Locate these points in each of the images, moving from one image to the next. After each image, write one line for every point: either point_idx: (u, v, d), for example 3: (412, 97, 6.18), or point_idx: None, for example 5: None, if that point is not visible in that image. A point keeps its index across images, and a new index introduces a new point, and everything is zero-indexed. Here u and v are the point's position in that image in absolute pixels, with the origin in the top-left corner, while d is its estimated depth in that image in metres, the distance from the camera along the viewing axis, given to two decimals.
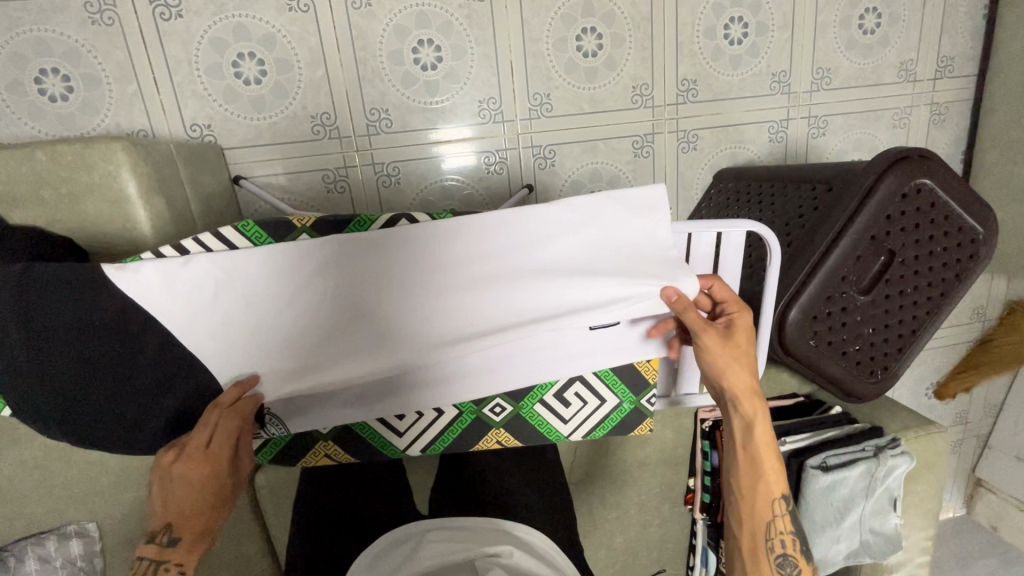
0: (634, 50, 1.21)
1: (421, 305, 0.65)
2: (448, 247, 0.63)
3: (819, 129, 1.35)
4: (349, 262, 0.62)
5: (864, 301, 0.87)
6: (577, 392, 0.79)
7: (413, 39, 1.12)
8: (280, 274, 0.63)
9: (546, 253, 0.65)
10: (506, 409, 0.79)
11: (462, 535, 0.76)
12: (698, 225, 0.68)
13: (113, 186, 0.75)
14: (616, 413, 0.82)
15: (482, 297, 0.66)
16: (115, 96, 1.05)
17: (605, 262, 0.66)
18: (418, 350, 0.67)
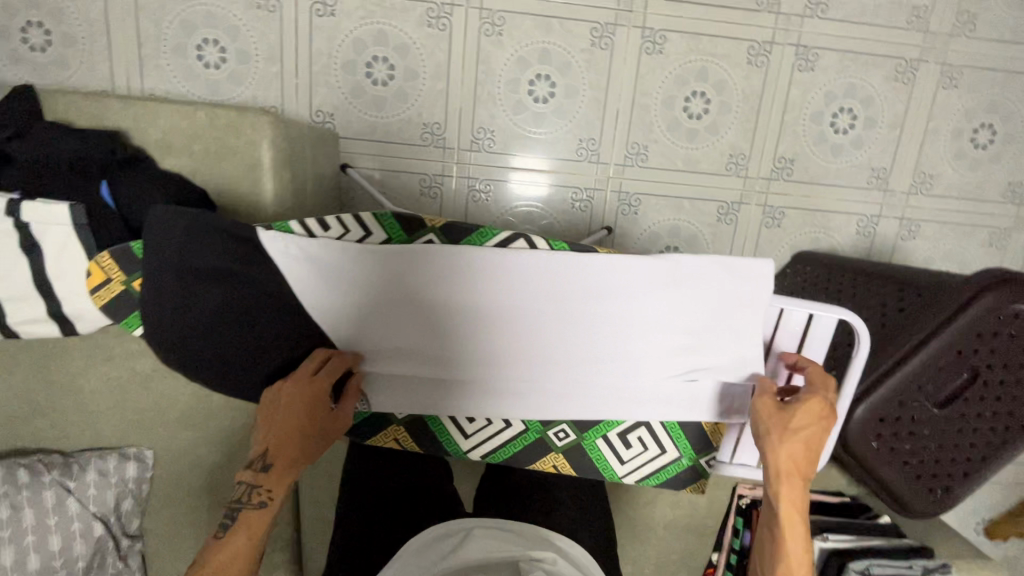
0: (738, 120, 1.24)
1: (520, 322, 0.70)
2: (558, 280, 0.66)
3: (910, 232, 1.33)
4: (466, 274, 0.67)
5: (939, 415, 0.85)
6: (640, 437, 0.81)
7: (532, 72, 1.19)
8: (402, 271, 0.67)
9: (649, 304, 0.67)
10: (569, 436, 0.82)
11: (508, 540, 0.78)
12: (794, 303, 0.68)
13: (253, 153, 0.83)
14: (673, 466, 0.83)
15: (581, 329, 0.69)
16: (260, 73, 1.16)
17: (692, 320, 0.67)
18: (506, 359, 0.73)
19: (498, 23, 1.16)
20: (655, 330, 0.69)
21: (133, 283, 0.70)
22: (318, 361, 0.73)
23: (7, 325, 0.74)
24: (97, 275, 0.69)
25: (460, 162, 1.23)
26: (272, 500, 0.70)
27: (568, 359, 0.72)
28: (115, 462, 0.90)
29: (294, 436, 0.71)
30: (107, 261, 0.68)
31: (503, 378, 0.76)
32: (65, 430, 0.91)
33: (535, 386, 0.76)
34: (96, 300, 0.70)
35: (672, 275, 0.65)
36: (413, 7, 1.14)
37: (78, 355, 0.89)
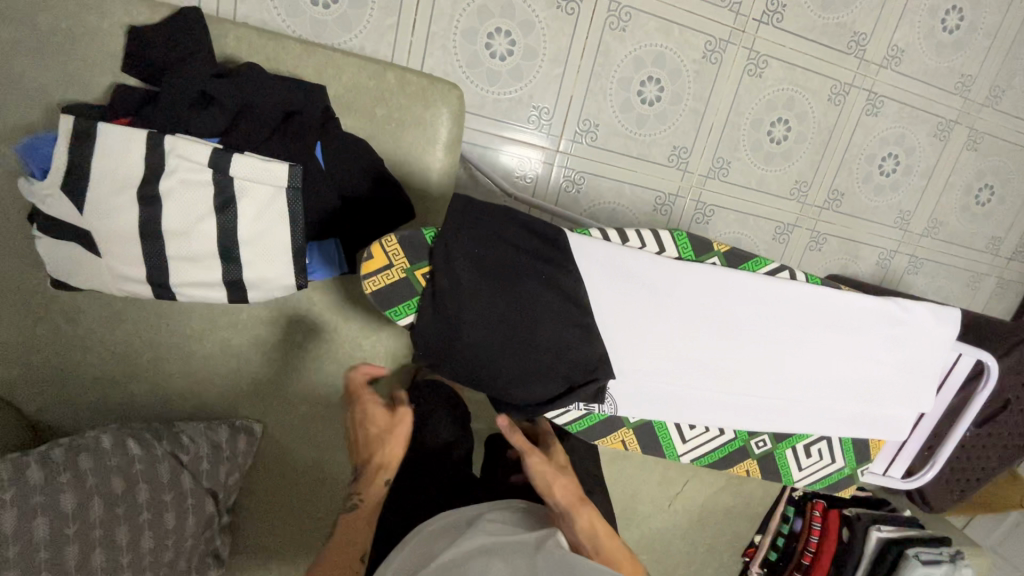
0: (809, 151, 1.35)
1: (759, 343, 0.64)
2: (804, 307, 0.64)
3: (915, 268, 1.55)
4: (719, 289, 0.61)
5: (979, 433, 0.94)
6: (821, 447, 0.74)
7: (644, 74, 1.21)
8: (662, 273, 0.60)
9: (875, 342, 0.67)
10: (766, 444, 0.72)
11: (518, 518, 0.61)
12: (964, 349, 0.73)
13: (433, 126, 0.78)
14: (834, 475, 0.76)
15: (813, 356, 0.66)
16: (373, 22, 1.05)
17: (917, 358, 0.69)
18: (761, 397, 0.67)
19: (624, 19, 1.15)
20: (888, 367, 0.68)
21: (417, 272, 0.57)
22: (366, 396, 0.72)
23: (168, 285, 0.65)
24: (379, 258, 0.56)
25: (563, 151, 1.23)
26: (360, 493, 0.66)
27: (793, 382, 0.67)
28: (228, 434, 0.83)
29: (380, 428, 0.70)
30: (392, 243, 0.56)
31: (752, 418, 0.68)
32: (168, 397, 0.83)
33: (780, 424, 0.69)
34: (372, 288, 0.57)
35: (900, 319, 0.67)
36: None
37: (197, 317, 0.81)
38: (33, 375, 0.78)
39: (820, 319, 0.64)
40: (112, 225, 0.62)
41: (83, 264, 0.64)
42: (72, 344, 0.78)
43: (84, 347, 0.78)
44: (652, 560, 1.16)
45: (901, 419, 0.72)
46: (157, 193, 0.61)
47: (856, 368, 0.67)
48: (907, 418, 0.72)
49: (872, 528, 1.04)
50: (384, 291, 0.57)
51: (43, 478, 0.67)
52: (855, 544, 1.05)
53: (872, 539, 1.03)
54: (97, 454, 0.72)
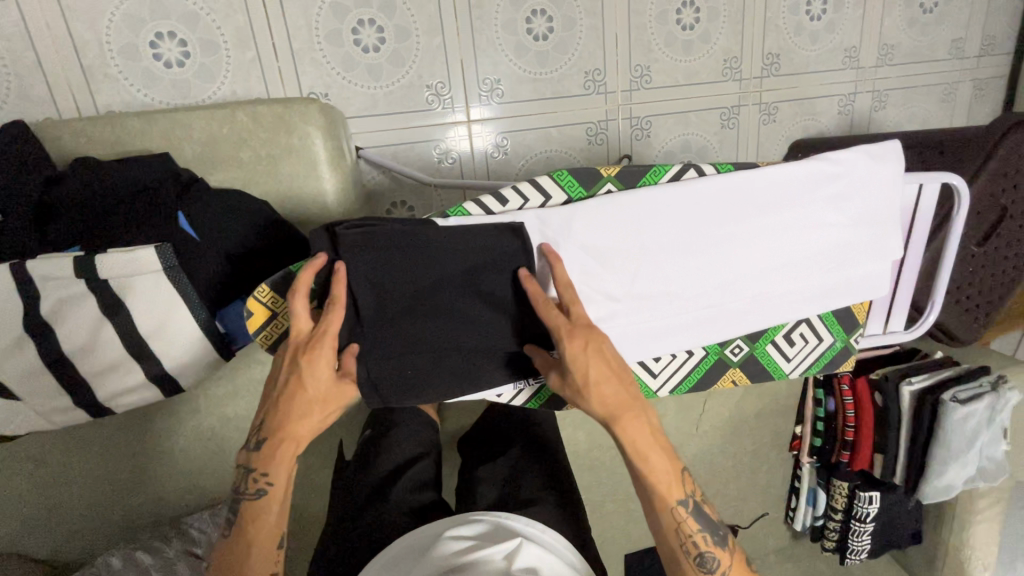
0: (727, 25, 1.26)
1: (684, 257, 0.60)
2: (718, 202, 0.58)
3: (880, 103, 1.44)
4: (620, 219, 0.57)
5: (983, 250, 0.96)
6: (802, 332, 0.69)
7: (527, 10, 1.13)
8: (551, 228, 0.56)
9: (810, 210, 0.61)
10: (743, 350, 0.68)
11: (466, 541, 0.61)
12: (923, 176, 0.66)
13: (307, 150, 0.74)
14: (828, 353, 0.71)
15: (748, 247, 0.61)
16: (234, 62, 1.01)
17: (873, 208, 0.63)
18: (717, 306, 0.63)
19: None
20: (834, 230, 0.63)
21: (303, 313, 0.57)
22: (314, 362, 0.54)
23: (96, 401, 0.64)
24: (261, 312, 0.56)
25: (492, 117, 1.18)
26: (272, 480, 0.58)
27: (736, 284, 0.62)
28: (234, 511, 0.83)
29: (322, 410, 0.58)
30: (266, 294, 0.55)
31: (712, 330, 0.64)
32: (166, 496, 0.83)
33: (746, 324, 0.65)
34: (265, 340, 0.57)
35: (830, 176, 0.61)
36: None
37: (160, 414, 0.80)
38: (32, 524, 0.79)
39: (739, 208, 0.59)
40: (19, 367, 0.60)
41: (13, 412, 0.63)
42: (52, 481, 0.78)
43: (65, 480, 0.78)
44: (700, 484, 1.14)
45: (871, 276, 0.66)
46: (42, 319, 0.59)
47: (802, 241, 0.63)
48: (879, 274, 0.67)
49: (902, 383, 0.97)
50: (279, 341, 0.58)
51: None
52: (892, 406, 0.98)
53: (906, 395, 0.96)
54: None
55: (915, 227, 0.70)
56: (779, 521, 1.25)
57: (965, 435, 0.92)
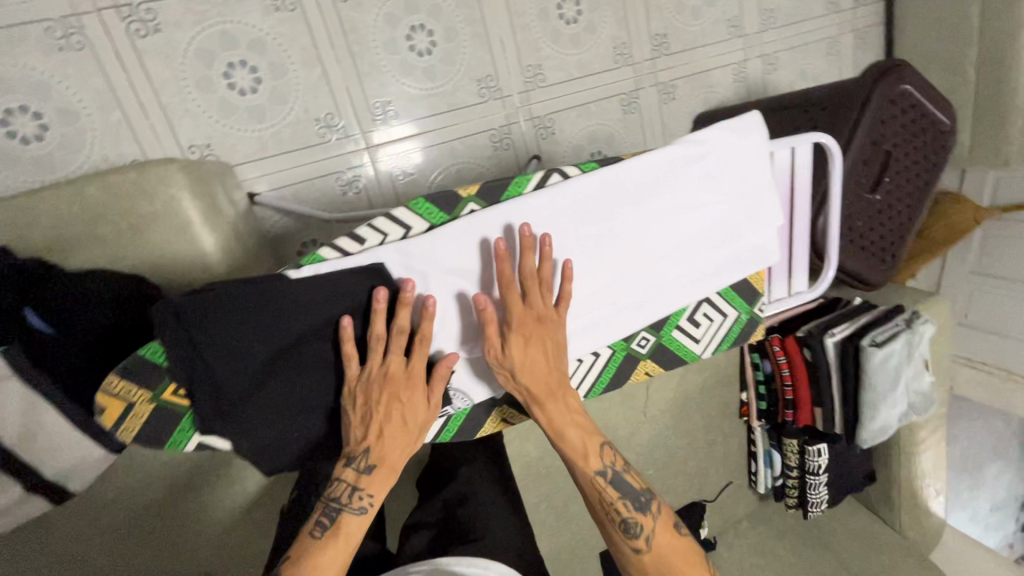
0: (609, 12, 1.27)
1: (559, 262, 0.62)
2: (579, 203, 0.60)
3: (771, 65, 1.49)
4: (485, 237, 0.60)
5: (876, 196, 1.00)
6: (706, 311, 0.70)
7: (405, 27, 1.11)
8: (418, 260, 0.60)
9: (678, 192, 0.63)
10: (650, 340, 0.69)
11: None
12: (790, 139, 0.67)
13: (175, 212, 0.70)
14: (736, 326, 0.72)
15: (623, 241, 0.62)
16: (100, 127, 0.95)
17: (742, 183, 0.65)
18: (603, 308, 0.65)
19: None
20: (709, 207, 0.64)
21: (162, 395, 0.58)
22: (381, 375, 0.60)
23: None
24: (114, 405, 0.57)
25: (420, 131, 1.17)
26: (373, 502, 0.64)
27: (619, 277, 0.64)
28: None
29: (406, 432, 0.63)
30: (116, 385, 0.56)
31: (604, 331, 0.66)
32: None
33: (637, 322, 0.67)
34: (127, 433, 0.58)
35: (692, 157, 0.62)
36: None
37: None
38: None
39: (604, 205, 0.60)
40: None
41: None
42: None
43: None
44: (661, 467, 1.15)
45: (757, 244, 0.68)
46: None
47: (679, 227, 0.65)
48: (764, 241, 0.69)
49: (825, 336, 0.99)
50: (143, 430, 0.58)
51: None
52: (821, 360, 1.00)
53: (830, 346, 0.98)
54: None
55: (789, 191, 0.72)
56: (745, 486, 1.28)
57: (889, 375, 0.95)
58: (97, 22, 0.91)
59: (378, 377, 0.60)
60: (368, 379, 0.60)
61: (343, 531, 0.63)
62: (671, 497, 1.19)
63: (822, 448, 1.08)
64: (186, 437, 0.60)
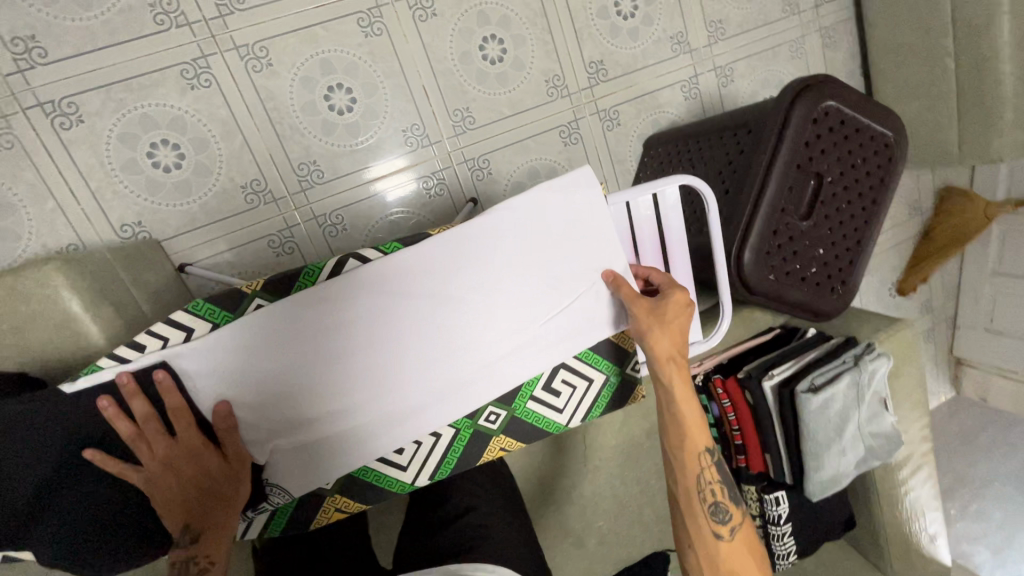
0: (537, 47, 1.25)
1: (384, 327, 0.70)
2: (392, 276, 0.68)
3: (727, 77, 1.41)
4: (311, 314, 0.67)
5: (810, 223, 0.92)
6: (564, 379, 0.82)
7: (322, 88, 1.12)
8: (249, 344, 0.66)
9: (490, 253, 0.71)
10: (501, 415, 0.80)
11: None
12: (633, 192, 0.74)
13: (56, 310, 0.73)
14: (606, 389, 0.85)
15: (441, 302, 0.71)
16: (33, 217, 1.01)
17: (558, 252, 0.74)
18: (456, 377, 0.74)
19: (262, 55, 1.08)
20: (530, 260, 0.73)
21: None
22: (160, 452, 0.65)
23: None
24: None
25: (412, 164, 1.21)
26: (215, 562, 0.68)
27: (442, 334, 0.72)
28: None
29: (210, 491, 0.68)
30: None
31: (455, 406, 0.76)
32: None
33: (490, 389, 0.77)
34: None
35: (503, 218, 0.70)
36: (164, 76, 1.03)
37: None
38: None
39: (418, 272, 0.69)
40: None
41: None
42: None
43: None
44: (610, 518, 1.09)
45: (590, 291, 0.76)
46: None
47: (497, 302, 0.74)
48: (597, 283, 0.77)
49: (763, 379, 0.92)
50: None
51: None
52: (761, 405, 0.92)
53: (768, 391, 0.91)
54: None
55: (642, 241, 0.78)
56: None
57: (831, 421, 0.87)
58: (23, 121, 0.97)
59: (157, 458, 0.65)
60: (161, 471, 0.66)
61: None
62: (627, 548, 1.12)
63: (779, 497, 0.99)
64: None
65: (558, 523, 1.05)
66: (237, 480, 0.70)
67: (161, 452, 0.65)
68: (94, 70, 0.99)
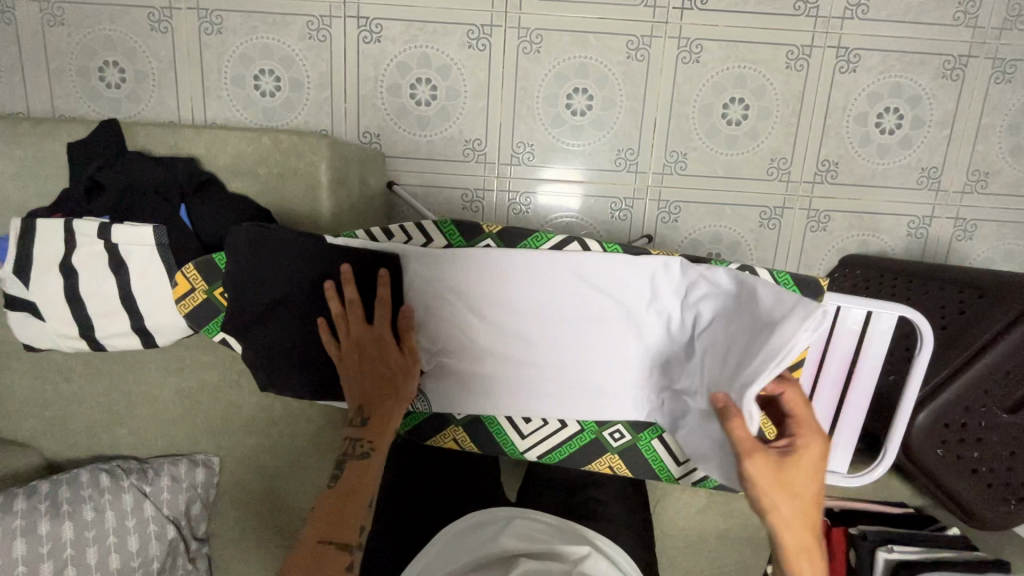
0: (779, 125, 1.23)
1: (570, 312, 0.75)
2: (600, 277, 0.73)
3: (965, 232, 1.28)
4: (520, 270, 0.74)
5: (1013, 420, 0.81)
6: None
7: (569, 87, 1.22)
8: (459, 267, 0.74)
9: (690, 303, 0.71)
10: (624, 436, 0.82)
11: (535, 535, 0.78)
12: (847, 302, 0.65)
13: (312, 175, 0.88)
14: None
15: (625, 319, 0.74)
16: (312, 99, 1.22)
17: None
18: (599, 380, 0.77)
19: (536, 41, 1.19)
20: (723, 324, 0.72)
21: (215, 292, 0.75)
22: (357, 332, 0.72)
23: (95, 338, 0.80)
24: (184, 284, 0.75)
25: (586, 180, 1.26)
26: (374, 450, 0.69)
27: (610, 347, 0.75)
28: (187, 467, 0.95)
29: (383, 382, 0.71)
30: (191, 271, 0.74)
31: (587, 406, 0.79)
32: (140, 436, 0.97)
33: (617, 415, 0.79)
34: (184, 308, 0.75)
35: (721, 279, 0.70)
36: (454, 30, 1.19)
37: (154, 366, 0.95)
38: (45, 427, 0.97)
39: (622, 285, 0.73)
40: (47, 296, 0.78)
41: (36, 329, 0.82)
42: (68, 397, 0.96)
43: (77, 399, 0.96)
44: None
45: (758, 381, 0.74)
46: (72, 265, 0.77)
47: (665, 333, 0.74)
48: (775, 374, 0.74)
49: (879, 548, 0.83)
50: (194, 309, 0.75)
51: (25, 506, 0.84)
52: (863, 572, 0.84)
53: (879, 562, 0.83)
54: (76, 486, 0.88)
55: (831, 351, 0.69)
56: None
57: None
58: (341, 25, 1.19)
59: (354, 335, 0.71)
60: (355, 350, 0.71)
61: (348, 469, 0.69)
62: None
63: None
64: (218, 328, 0.75)
65: None
66: (409, 370, 0.72)
67: (360, 331, 0.72)
68: (407, 7, 1.18)
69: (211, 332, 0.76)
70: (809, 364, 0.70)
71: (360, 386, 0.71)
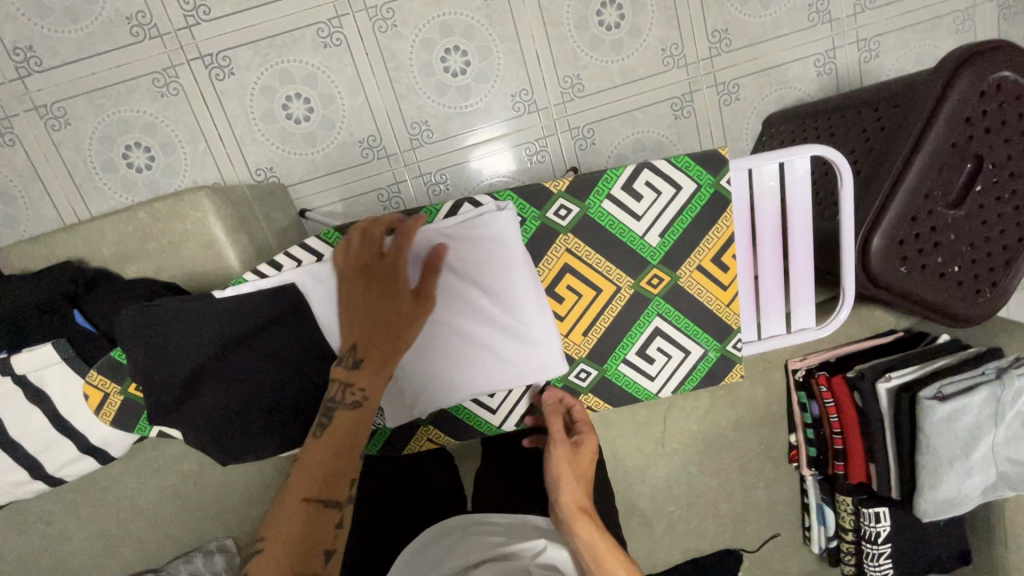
0: (658, 13, 1.20)
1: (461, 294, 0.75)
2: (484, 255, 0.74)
3: (871, 51, 1.27)
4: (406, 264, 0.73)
5: (961, 213, 0.81)
6: (660, 347, 0.84)
7: (440, 50, 1.16)
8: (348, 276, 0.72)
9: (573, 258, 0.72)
10: (591, 372, 0.85)
11: (495, 531, 0.75)
12: (757, 159, 0.72)
13: (205, 232, 0.83)
14: (702, 363, 0.86)
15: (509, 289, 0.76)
16: (189, 156, 1.16)
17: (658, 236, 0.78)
18: (523, 331, 0.78)
19: (389, 16, 1.13)
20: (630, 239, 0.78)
21: (129, 389, 0.74)
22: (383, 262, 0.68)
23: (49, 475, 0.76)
24: (94, 393, 0.73)
25: (510, 133, 1.23)
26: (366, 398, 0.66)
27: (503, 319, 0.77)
28: (203, 559, 0.91)
29: (389, 325, 0.67)
30: (97, 378, 0.73)
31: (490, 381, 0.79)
32: (148, 547, 0.94)
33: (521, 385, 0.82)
34: (107, 416, 0.74)
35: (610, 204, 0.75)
36: (303, 35, 1.12)
37: (130, 476, 0.91)
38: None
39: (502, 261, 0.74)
40: None
41: None
42: (59, 538, 0.92)
43: (68, 538, 0.92)
44: (683, 504, 1.05)
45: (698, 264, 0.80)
46: None
47: (595, 261, 0.79)
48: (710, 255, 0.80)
49: (879, 381, 0.87)
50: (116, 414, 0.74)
51: None
52: (872, 409, 0.88)
53: (883, 394, 0.86)
54: None
55: (758, 214, 0.76)
56: (799, 541, 1.11)
57: (956, 434, 0.82)
58: (187, 71, 1.11)
59: (379, 265, 0.68)
60: (379, 282, 0.67)
61: (336, 414, 0.65)
62: (699, 538, 1.08)
63: (880, 513, 0.94)
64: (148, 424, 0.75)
65: (629, 499, 1.04)
66: (411, 318, 0.68)
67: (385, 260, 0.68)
68: (244, 28, 1.11)
69: (144, 429, 0.76)
70: (738, 241, 0.78)
71: (358, 317, 0.67)
